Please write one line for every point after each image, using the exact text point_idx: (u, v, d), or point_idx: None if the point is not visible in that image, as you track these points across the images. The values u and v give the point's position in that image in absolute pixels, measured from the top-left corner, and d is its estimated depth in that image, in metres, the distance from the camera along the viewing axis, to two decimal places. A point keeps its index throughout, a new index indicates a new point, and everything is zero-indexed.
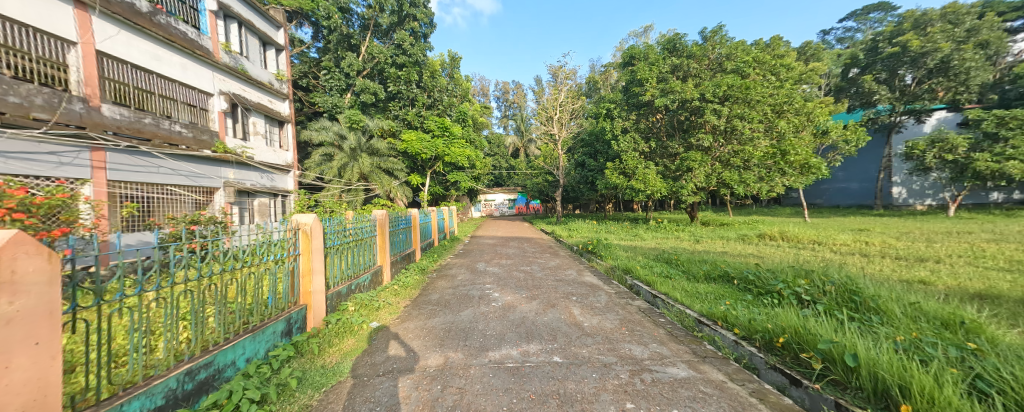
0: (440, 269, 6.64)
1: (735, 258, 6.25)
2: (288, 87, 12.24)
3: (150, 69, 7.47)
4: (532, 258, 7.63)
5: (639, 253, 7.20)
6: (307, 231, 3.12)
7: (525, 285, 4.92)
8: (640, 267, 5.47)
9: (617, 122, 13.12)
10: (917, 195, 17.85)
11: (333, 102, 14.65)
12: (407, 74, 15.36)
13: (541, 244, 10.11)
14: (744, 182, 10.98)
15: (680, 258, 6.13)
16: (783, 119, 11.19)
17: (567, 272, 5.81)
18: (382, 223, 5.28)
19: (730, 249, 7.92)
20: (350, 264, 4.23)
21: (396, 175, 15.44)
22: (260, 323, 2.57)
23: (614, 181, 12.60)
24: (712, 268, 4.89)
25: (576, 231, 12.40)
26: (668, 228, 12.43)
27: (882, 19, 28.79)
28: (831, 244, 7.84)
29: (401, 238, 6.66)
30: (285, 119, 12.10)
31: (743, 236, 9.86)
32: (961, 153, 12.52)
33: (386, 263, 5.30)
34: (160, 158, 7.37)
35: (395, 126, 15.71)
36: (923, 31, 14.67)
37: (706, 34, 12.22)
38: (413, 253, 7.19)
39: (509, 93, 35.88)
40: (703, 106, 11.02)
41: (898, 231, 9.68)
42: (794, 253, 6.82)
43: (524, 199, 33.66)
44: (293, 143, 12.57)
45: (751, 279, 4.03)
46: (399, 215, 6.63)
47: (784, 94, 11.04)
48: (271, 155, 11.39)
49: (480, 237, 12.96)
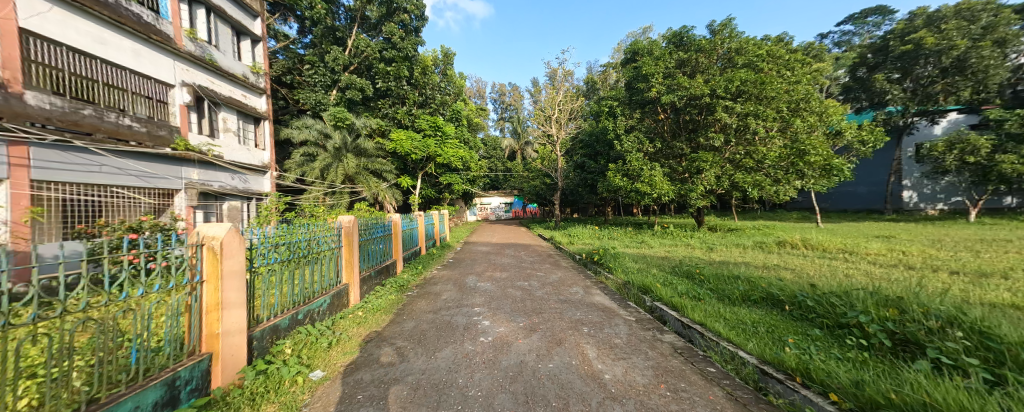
0: (422, 284, 5.71)
1: (765, 273, 5.40)
2: (265, 81, 11.38)
3: (93, 54, 6.54)
4: (530, 269, 6.74)
5: (651, 265, 6.35)
6: (214, 249, 2.17)
7: (523, 309, 4.01)
8: (659, 283, 4.65)
9: (620, 121, 12.30)
10: (928, 199, 17.23)
11: (317, 98, 13.71)
12: (397, 70, 14.50)
13: (540, 252, 9.25)
14: (759, 185, 10.17)
15: (703, 272, 5.29)
16: (799, 118, 10.44)
17: (571, 289, 4.92)
18: (348, 232, 4.32)
19: (752, 259, 7.09)
20: (299, 286, 3.28)
21: (385, 177, 14.50)
22: (110, 399, 1.63)
23: (616, 183, 11.77)
24: (749, 286, 4.07)
25: (577, 237, 11.53)
26: (675, 234, 11.62)
27: (879, 23, 28.38)
28: (864, 253, 7.07)
29: (377, 247, 5.72)
30: (261, 115, 11.22)
31: (760, 244, 9.04)
32: (984, 155, 11.83)
33: (354, 282, 4.35)
34: (103, 156, 6.41)
35: (384, 125, 14.81)
36: (937, 28, 14.05)
37: (715, 28, 11.50)
38: (394, 264, 6.28)
39: (506, 95, 35.06)
40: (713, 103, 10.25)
41: (925, 238, 8.96)
42: (828, 266, 6.01)
43: (520, 202, 32.85)
44: (271, 142, 11.66)
45: (811, 305, 3.22)
46: (374, 221, 5.69)
47: (801, 90, 10.28)
48: (245, 155, 10.48)
49: (473, 243, 12.05)
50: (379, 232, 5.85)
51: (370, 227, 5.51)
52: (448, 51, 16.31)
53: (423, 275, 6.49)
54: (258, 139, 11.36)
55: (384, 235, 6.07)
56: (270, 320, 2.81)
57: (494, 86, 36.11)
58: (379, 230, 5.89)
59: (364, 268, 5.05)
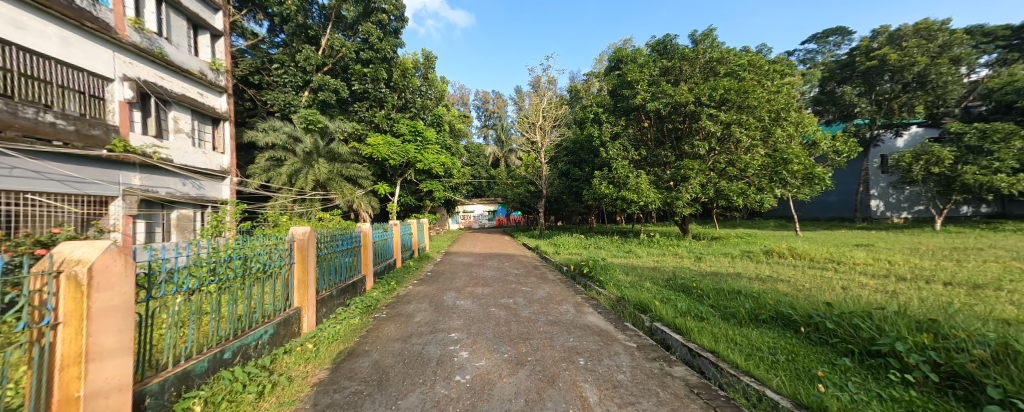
0: (395, 302, 5.11)
1: (763, 285, 5.12)
2: (226, 79, 10.51)
3: (8, 40, 5.63)
4: (516, 282, 6.25)
5: (643, 277, 5.99)
6: (75, 279, 1.55)
7: (508, 334, 3.50)
8: (657, 299, 4.26)
9: (606, 128, 12.12)
10: (893, 208, 18.01)
11: (287, 99, 12.87)
12: (374, 72, 13.85)
13: (524, 263, 8.77)
14: (743, 193, 10.10)
15: (700, 285, 4.95)
16: (780, 126, 10.52)
17: (560, 307, 4.46)
18: (303, 247, 3.68)
19: (744, 270, 6.87)
20: (228, 317, 2.65)
21: (360, 184, 13.70)
22: None
23: (602, 191, 11.56)
24: (756, 303, 3.74)
25: (562, 247, 11.15)
26: (661, 243, 11.44)
27: (839, 42, 30.05)
28: (852, 263, 7.01)
29: (343, 262, 5.07)
30: (220, 116, 10.33)
31: (747, 253, 8.89)
32: (947, 166, 12.31)
33: (308, 304, 3.71)
34: (16, 158, 5.57)
35: (360, 129, 14.07)
36: (898, 45, 14.80)
37: (697, 37, 11.57)
38: (363, 280, 5.64)
39: (489, 103, 34.80)
40: (698, 111, 10.28)
41: (904, 247, 9.08)
42: (821, 278, 5.82)
43: (504, 210, 32.41)
44: (232, 144, 10.73)
45: (834, 329, 2.86)
46: (340, 233, 5.04)
47: (782, 100, 10.38)
48: (201, 159, 9.53)
49: (454, 254, 11.45)
50: (345, 245, 5.20)
51: (335, 240, 4.86)
52: (429, 54, 15.81)
53: (397, 291, 5.87)
54: (217, 142, 10.41)
55: (352, 248, 5.43)
56: (177, 366, 2.19)
57: (477, 93, 35.86)
58: (345, 242, 5.24)
59: (325, 287, 4.39)
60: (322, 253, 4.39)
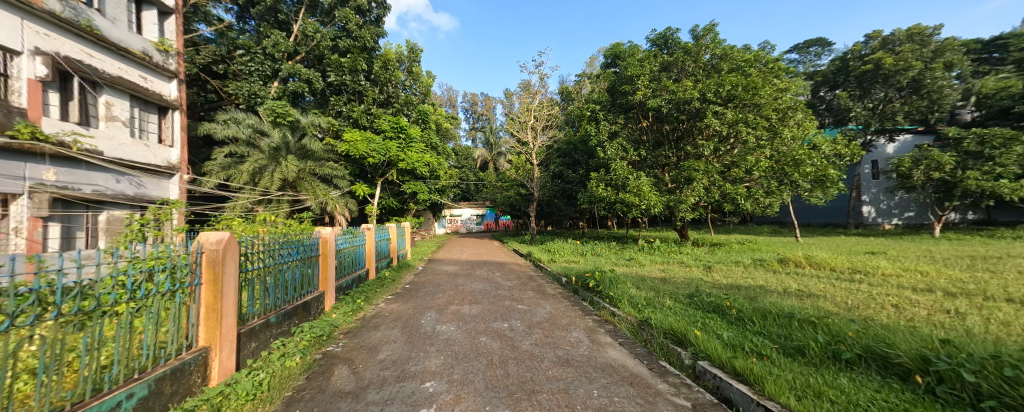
0: (359, 328, 4.03)
1: (805, 305, 4.30)
2: (176, 63, 9.28)
3: None
4: (510, 298, 5.26)
5: (660, 293, 5.11)
6: None
7: (506, 383, 2.50)
8: (693, 325, 3.38)
9: (603, 127, 11.38)
10: (885, 214, 17.83)
11: (252, 89, 11.60)
12: (352, 62, 12.70)
13: (517, 273, 7.82)
14: (750, 196, 9.49)
15: (735, 303, 4.09)
16: (787, 125, 9.91)
17: (568, 334, 3.54)
18: (213, 260, 2.58)
19: (766, 282, 6.08)
20: (46, 383, 1.58)
21: (336, 184, 12.53)
22: None
23: (600, 193, 10.79)
24: (827, 332, 2.89)
25: (558, 254, 10.23)
26: (663, 249, 10.69)
27: (819, 53, 30.56)
28: (880, 274, 6.34)
29: (288, 277, 3.90)
30: (168, 104, 9.07)
31: (760, 261, 8.17)
32: (948, 171, 12.04)
33: (223, 342, 2.61)
34: None
35: (336, 124, 12.87)
36: (892, 50, 14.63)
37: (697, 33, 10.94)
38: (322, 298, 4.55)
39: (478, 105, 33.89)
40: (702, 108, 9.57)
41: (918, 254, 8.56)
42: (862, 294, 5.06)
43: (492, 214, 31.41)
44: (183, 137, 9.49)
45: (979, 384, 1.98)
46: (285, 239, 3.87)
47: (788, 99, 9.83)
48: (143, 152, 8.31)
49: (439, 261, 10.39)
50: (293, 254, 4.04)
51: (278, 248, 3.71)
52: (414, 46, 14.76)
53: (366, 312, 4.77)
54: (164, 134, 9.16)
55: (303, 259, 4.25)
56: None
57: (465, 95, 34.95)
58: (294, 249, 4.08)
59: (254, 314, 3.23)
60: (254, 267, 3.24)
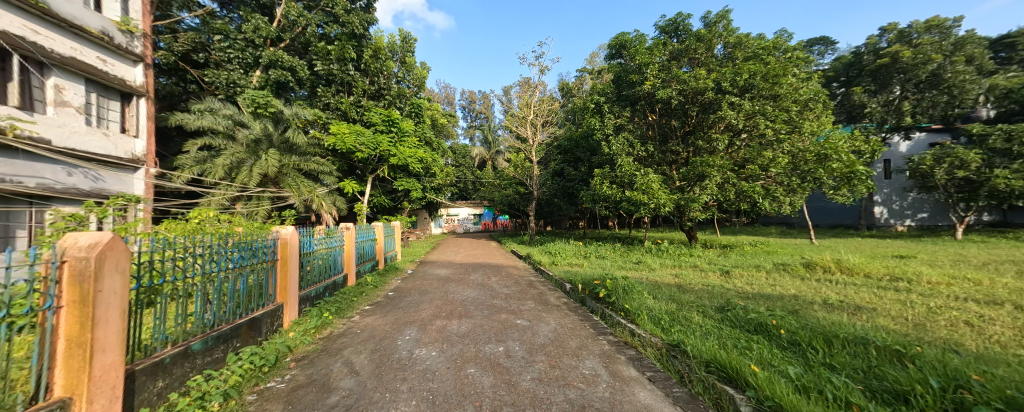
0: (318, 352, 3.24)
1: (864, 322, 3.53)
2: (142, 46, 8.48)
3: None
4: (507, 311, 4.47)
5: (683, 305, 4.33)
6: None
7: None
8: (744, 356, 2.59)
9: (607, 120, 10.63)
10: (897, 215, 17.13)
11: (231, 77, 10.81)
12: (340, 50, 11.93)
13: (516, 278, 7.07)
14: (769, 195, 8.75)
15: (782, 320, 3.33)
16: (807, 117, 9.16)
17: (580, 363, 2.77)
18: (79, 274, 1.80)
19: (799, 291, 5.35)
20: None
21: (323, 180, 11.72)
22: None
23: (605, 191, 10.07)
24: (937, 373, 2.11)
25: (560, 257, 9.48)
26: (672, 252, 9.95)
27: (822, 52, 30.02)
28: (926, 281, 5.59)
29: (228, 289, 3.09)
30: (133, 90, 8.31)
31: (783, 266, 7.43)
32: (973, 169, 11.34)
33: (94, 389, 1.84)
34: None
35: (323, 116, 12.06)
36: (909, 43, 13.97)
37: (709, 20, 10.19)
38: (281, 311, 3.79)
39: (476, 103, 33.17)
40: (717, 98, 8.83)
41: (952, 258, 7.85)
42: (919, 306, 4.29)
43: (490, 214, 30.65)
44: (150, 127, 8.74)
45: None
46: (224, 241, 3.08)
47: (810, 89, 9.07)
48: (101, 142, 7.60)
49: (432, 263, 9.61)
50: (237, 260, 3.24)
51: (211, 253, 2.91)
52: (407, 36, 13.97)
53: (334, 328, 3.97)
54: (127, 123, 8.40)
55: (252, 265, 3.45)
56: None
57: (463, 93, 34.23)
58: (239, 254, 3.27)
59: (164, 342, 2.44)
60: (165, 280, 2.45)
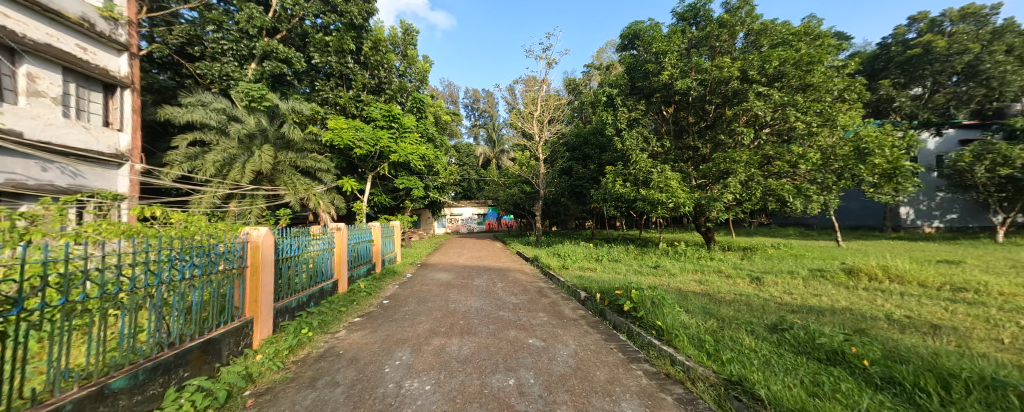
0: (287, 383, 2.63)
1: (963, 349, 2.84)
2: (128, 34, 8.01)
3: None
4: (517, 326, 3.83)
5: (724, 321, 3.66)
6: None
7: None
8: (840, 405, 1.93)
9: (621, 113, 9.97)
10: (924, 216, 16.18)
11: (224, 69, 10.33)
12: (338, 41, 11.42)
13: (524, 284, 6.45)
14: (800, 193, 8.03)
15: (864, 347, 2.65)
16: (843, 109, 8.38)
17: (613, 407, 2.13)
18: None
19: (852, 303, 4.65)
20: None
21: (320, 178, 11.18)
22: None
23: (618, 190, 9.41)
24: None
25: (571, 259, 8.83)
26: (691, 255, 9.25)
27: None
28: (998, 292, 4.86)
29: (175, 305, 2.49)
30: (117, 81, 7.82)
31: (820, 271, 6.73)
32: (1019, 166, 10.46)
33: None
34: None
35: (321, 110, 11.52)
36: (942, 33, 13.11)
37: (732, 5, 9.48)
38: (249, 329, 3.18)
39: (481, 101, 32.65)
40: (743, 88, 8.13)
41: (1008, 264, 7.06)
42: (1010, 325, 3.58)
43: (495, 214, 30.06)
44: (136, 121, 8.23)
45: None
46: (169, 246, 2.47)
47: (845, 78, 8.31)
48: (80, 136, 7.12)
49: (433, 266, 9.01)
50: (188, 269, 2.62)
51: (149, 263, 2.30)
52: (409, 27, 13.42)
53: (314, 347, 3.35)
54: (111, 115, 7.90)
55: (212, 274, 2.84)
56: None
57: (467, 91, 33.69)
58: (192, 262, 2.66)
59: (69, 382, 1.83)
60: (72, 299, 1.84)
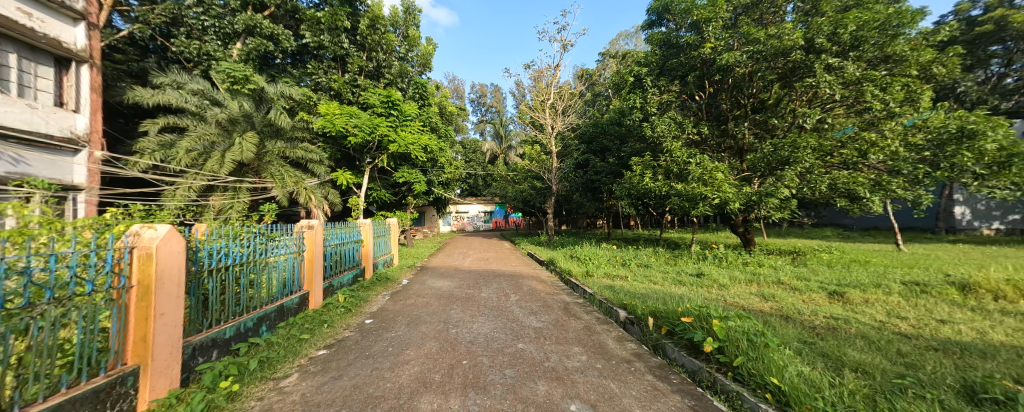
0: None
1: None
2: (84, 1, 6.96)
3: None
4: (546, 374, 2.59)
5: (870, 376, 2.36)
6: None
7: None
8: None
9: (649, 95, 8.64)
10: (983, 217, 14.36)
11: (204, 48, 9.27)
12: (330, 18, 10.38)
13: (543, 297, 5.22)
14: (877, 187, 6.68)
15: None
16: (928, 85, 6.95)
17: None
18: None
19: (1012, 337, 3.33)
20: None
21: (312, 170, 10.09)
22: None
23: (648, 184, 8.11)
24: None
25: (594, 264, 7.58)
26: (735, 260, 7.91)
27: None
28: None
29: None
30: (71, 54, 6.78)
31: (916, 284, 5.37)
32: None
33: None
34: None
35: (313, 96, 10.43)
36: (1014, 8, 11.50)
37: None
38: (119, 389, 1.98)
39: (487, 96, 31.48)
40: (809, 60, 6.81)
41: None
42: None
43: (501, 212, 28.83)
44: (95, 101, 7.19)
45: None
46: None
47: (931, 49, 6.86)
48: (23, 115, 6.08)
49: (434, 271, 7.83)
50: None
51: None
52: (411, 6, 12.24)
53: None
54: (65, 94, 6.87)
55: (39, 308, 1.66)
56: None
57: (474, 86, 32.45)
58: None
59: None
60: None
